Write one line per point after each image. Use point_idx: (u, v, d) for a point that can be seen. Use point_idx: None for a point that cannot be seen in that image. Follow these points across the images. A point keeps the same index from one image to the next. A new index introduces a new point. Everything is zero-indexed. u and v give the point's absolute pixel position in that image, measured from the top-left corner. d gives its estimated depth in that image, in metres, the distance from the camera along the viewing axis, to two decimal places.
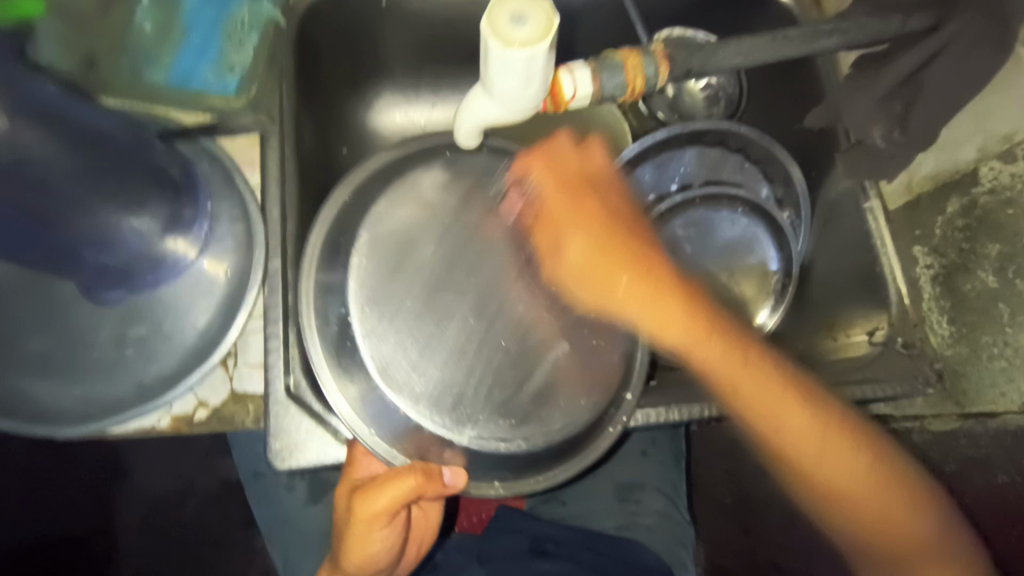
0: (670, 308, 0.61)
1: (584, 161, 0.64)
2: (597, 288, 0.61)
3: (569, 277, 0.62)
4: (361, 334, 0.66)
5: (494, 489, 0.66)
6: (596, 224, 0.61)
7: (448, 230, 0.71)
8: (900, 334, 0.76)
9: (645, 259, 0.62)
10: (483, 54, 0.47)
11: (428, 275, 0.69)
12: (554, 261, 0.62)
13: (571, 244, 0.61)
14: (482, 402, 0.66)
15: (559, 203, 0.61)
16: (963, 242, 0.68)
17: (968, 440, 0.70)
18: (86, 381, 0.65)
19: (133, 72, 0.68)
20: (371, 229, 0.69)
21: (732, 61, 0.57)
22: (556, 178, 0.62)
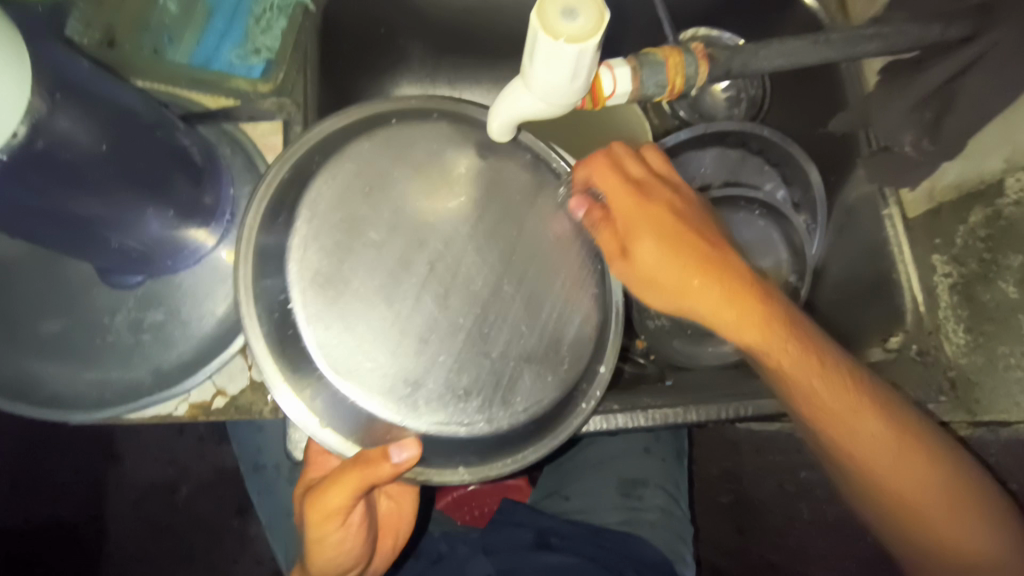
0: (743, 305, 0.60)
1: (631, 181, 0.59)
2: (667, 295, 0.59)
3: (636, 279, 0.59)
4: (303, 320, 0.52)
5: (458, 475, 0.57)
6: (694, 273, 0.58)
7: (397, 197, 0.55)
8: (915, 342, 0.76)
9: (716, 258, 0.60)
10: (528, 47, 0.46)
11: (381, 245, 0.54)
12: (620, 254, 0.59)
13: (639, 246, 0.58)
14: (444, 387, 0.53)
15: (632, 205, 0.58)
16: (985, 252, 0.69)
17: (978, 449, 0.72)
18: (101, 365, 0.63)
19: (155, 50, 0.67)
20: (308, 200, 0.55)
21: (771, 64, 0.57)
22: (618, 181, 0.59)
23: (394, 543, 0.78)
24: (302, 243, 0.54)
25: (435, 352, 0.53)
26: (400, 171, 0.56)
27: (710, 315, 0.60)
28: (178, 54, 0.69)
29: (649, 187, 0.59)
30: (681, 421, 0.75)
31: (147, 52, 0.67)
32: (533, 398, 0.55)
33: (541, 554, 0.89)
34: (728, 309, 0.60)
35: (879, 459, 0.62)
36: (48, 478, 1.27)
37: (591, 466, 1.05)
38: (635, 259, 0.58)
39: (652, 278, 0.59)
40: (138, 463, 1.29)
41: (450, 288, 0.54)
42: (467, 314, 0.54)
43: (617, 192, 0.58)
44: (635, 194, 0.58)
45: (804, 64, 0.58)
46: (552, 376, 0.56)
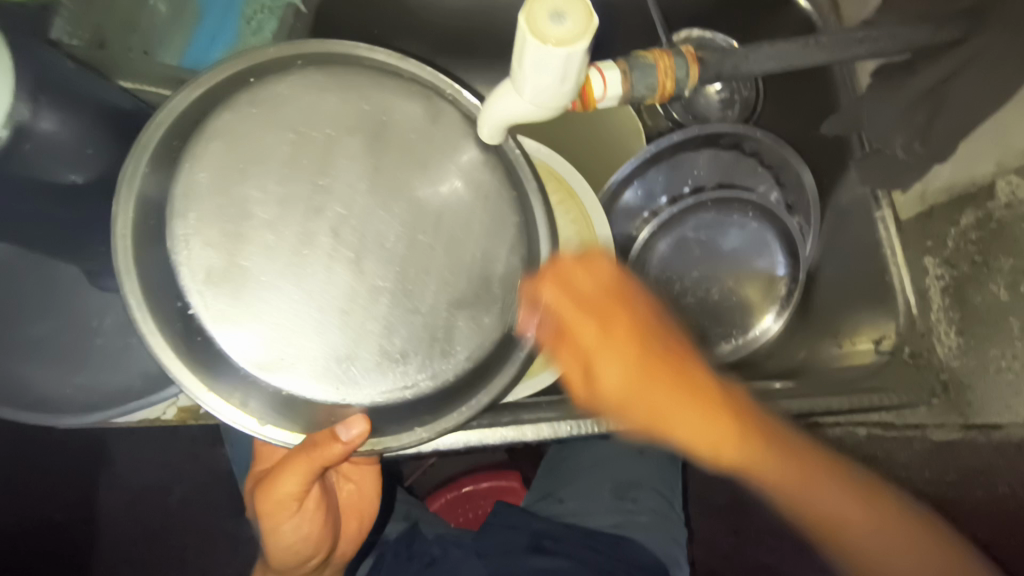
0: (720, 427, 0.56)
1: (589, 275, 0.56)
2: (642, 410, 0.55)
3: (614, 404, 0.55)
4: (210, 324, 0.50)
5: (415, 435, 0.55)
6: (659, 378, 0.54)
7: (283, 163, 0.52)
8: (908, 343, 0.77)
9: (688, 366, 0.57)
10: (516, 51, 0.46)
11: (274, 215, 0.51)
12: (588, 381, 0.55)
13: (607, 369, 0.54)
14: (376, 351, 0.52)
15: (593, 336, 0.54)
16: (975, 255, 0.69)
17: (969, 449, 0.70)
18: (90, 369, 0.63)
19: (145, 52, 0.68)
20: (186, 191, 0.51)
21: (762, 67, 0.57)
22: (573, 304, 0.54)
23: (359, 527, 0.77)
24: (189, 241, 0.51)
25: (360, 319, 0.52)
26: (291, 135, 0.53)
27: (693, 442, 0.56)
28: (168, 55, 0.69)
29: (610, 314, 0.55)
30: None
31: (137, 54, 0.67)
32: (469, 346, 0.54)
33: (534, 557, 0.89)
34: (697, 422, 0.55)
35: (822, 497, 0.59)
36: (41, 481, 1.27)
37: (585, 469, 1.05)
38: (597, 364, 0.55)
39: (630, 384, 0.54)
40: (132, 466, 1.29)
41: (364, 258, 0.52)
42: (399, 281, 0.53)
43: (570, 319, 0.54)
44: (595, 330, 0.54)
45: (795, 67, 0.58)
46: (489, 339, 0.54)
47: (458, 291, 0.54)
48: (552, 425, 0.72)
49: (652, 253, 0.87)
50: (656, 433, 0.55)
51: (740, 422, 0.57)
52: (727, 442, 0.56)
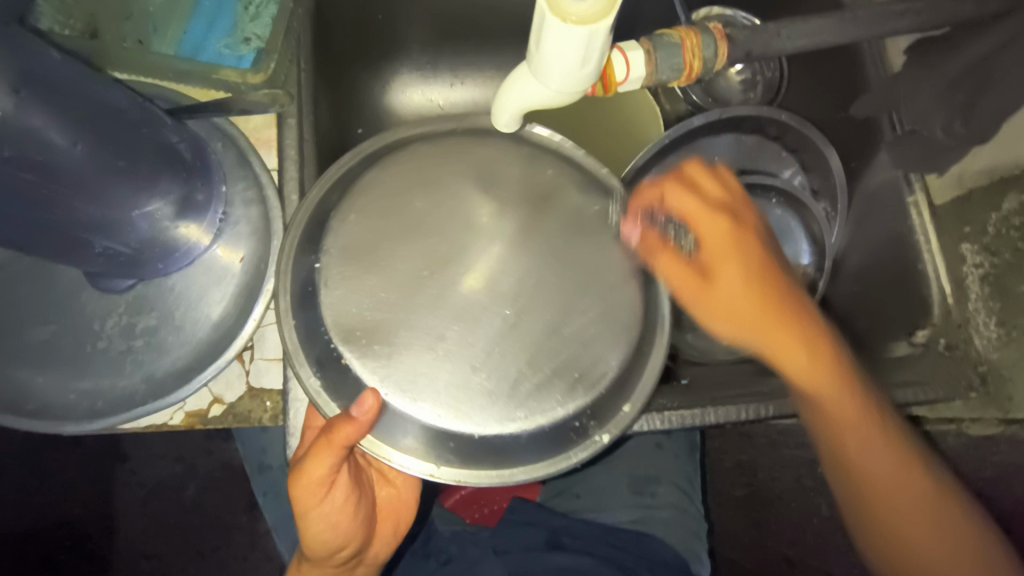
0: (811, 365, 0.57)
1: (720, 186, 0.59)
2: (742, 325, 0.55)
3: (719, 312, 0.56)
4: (326, 281, 0.53)
5: (438, 472, 0.52)
6: (748, 246, 0.57)
7: (450, 194, 0.55)
8: (943, 335, 0.73)
9: (802, 310, 0.57)
10: (534, 31, 0.42)
11: (414, 228, 0.54)
12: (698, 277, 0.56)
13: (719, 274, 0.56)
14: (454, 376, 0.50)
15: (715, 224, 0.56)
16: (1019, 241, 0.65)
17: (1009, 446, 0.67)
18: (91, 373, 0.61)
19: (139, 41, 0.65)
20: (361, 183, 0.56)
21: (795, 44, 0.53)
22: (699, 205, 0.57)
23: (393, 531, 0.75)
24: (343, 213, 0.55)
25: (461, 341, 0.51)
26: (448, 171, 0.56)
27: (792, 367, 0.57)
28: (163, 44, 0.67)
29: (727, 204, 0.58)
30: (698, 423, 0.68)
31: (131, 44, 0.64)
32: (537, 409, 0.51)
33: (552, 555, 0.88)
34: (796, 321, 0.57)
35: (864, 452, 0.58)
36: (56, 477, 1.26)
37: (601, 464, 1.03)
38: (700, 219, 0.56)
39: (740, 296, 0.55)
40: (147, 462, 1.28)
41: (478, 278, 0.52)
42: (501, 305, 0.52)
43: (722, 193, 0.58)
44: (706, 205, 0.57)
45: (830, 44, 0.54)
46: (556, 391, 0.51)
47: (541, 334, 0.52)
48: None
49: None
50: (747, 325, 0.56)
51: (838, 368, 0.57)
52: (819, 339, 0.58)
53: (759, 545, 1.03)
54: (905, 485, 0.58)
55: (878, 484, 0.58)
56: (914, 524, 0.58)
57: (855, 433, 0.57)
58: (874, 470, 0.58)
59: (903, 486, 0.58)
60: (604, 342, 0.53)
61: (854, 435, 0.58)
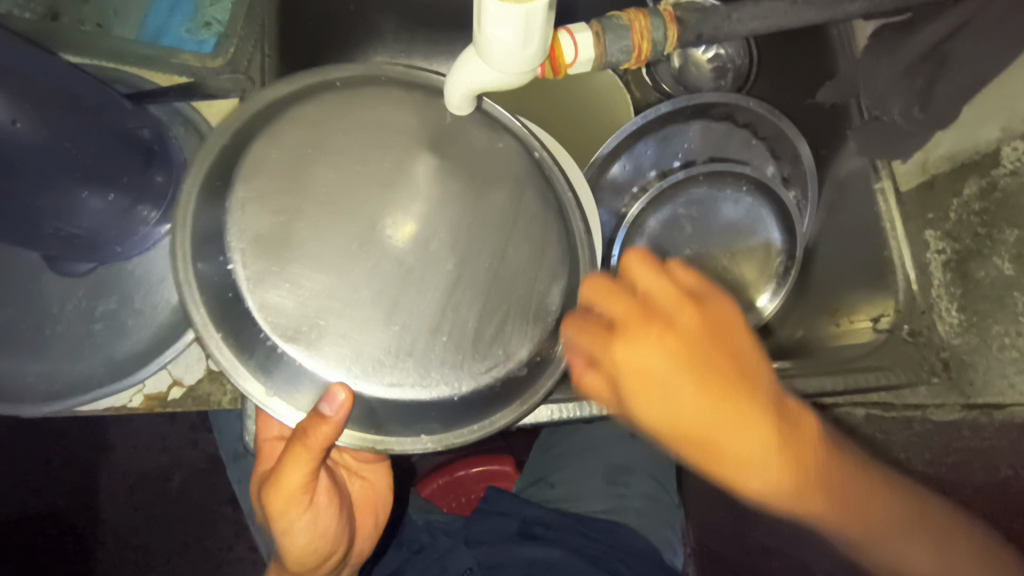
0: (785, 472, 0.43)
1: (624, 294, 0.46)
2: (699, 457, 0.43)
3: (663, 440, 0.44)
4: (246, 281, 0.48)
5: (421, 444, 0.52)
6: (663, 382, 0.43)
7: (364, 166, 0.48)
8: (906, 322, 0.73)
9: (766, 412, 0.43)
10: (476, 12, 0.42)
11: (328, 204, 0.48)
12: (623, 413, 0.45)
13: (639, 413, 0.43)
14: (403, 342, 0.48)
15: (622, 353, 0.44)
16: (979, 227, 0.65)
17: (971, 432, 0.64)
18: (52, 358, 0.61)
19: (99, 25, 0.65)
20: (253, 166, 0.50)
21: (746, 27, 0.53)
22: (601, 337, 0.45)
23: (374, 522, 0.76)
24: (243, 200, 0.49)
25: (398, 305, 0.47)
26: (346, 127, 0.50)
27: (766, 489, 0.43)
28: (125, 29, 0.67)
29: (632, 326, 0.44)
30: None
31: (89, 27, 0.65)
32: (496, 358, 0.50)
33: (524, 545, 0.89)
34: (755, 446, 0.42)
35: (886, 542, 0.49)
36: (39, 469, 1.26)
37: (577, 454, 1.03)
38: (608, 355, 0.44)
39: (675, 429, 0.43)
40: (130, 453, 1.28)
41: (409, 245, 0.47)
42: (443, 265, 0.48)
43: (626, 311, 0.45)
44: (607, 334, 0.45)
45: (783, 27, 0.54)
46: (513, 340, 0.51)
47: (485, 284, 0.49)
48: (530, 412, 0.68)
49: (642, 231, 0.84)
50: (703, 467, 0.44)
51: (810, 457, 0.44)
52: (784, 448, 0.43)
53: (740, 534, 1.02)
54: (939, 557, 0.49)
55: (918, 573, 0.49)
56: None
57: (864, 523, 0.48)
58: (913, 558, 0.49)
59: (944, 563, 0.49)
60: (543, 282, 0.52)
61: (864, 526, 0.48)
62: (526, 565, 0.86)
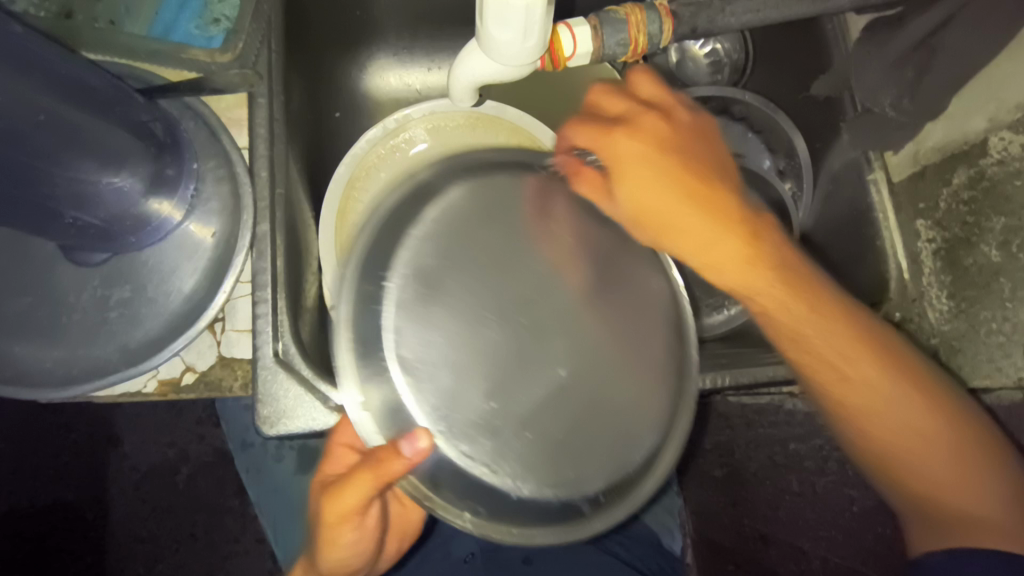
0: (731, 246, 0.53)
1: (626, 96, 0.56)
2: (659, 228, 0.53)
3: (633, 217, 0.53)
4: (392, 302, 0.52)
5: (460, 520, 0.52)
6: (647, 160, 0.52)
7: (523, 250, 0.53)
8: (899, 308, 0.74)
9: (724, 199, 0.53)
10: (478, 8, 0.45)
11: (480, 279, 0.52)
12: (607, 195, 0.54)
13: (624, 186, 0.52)
14: (494, 423, 0.50)
15: (617, 138, 0.53)
16: (967, 215, 0.67)
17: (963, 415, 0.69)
18: (67, 343, 0.63)
19: (111, 22, 0.67)
20: (438, 203, 0.55)
21: (739, 20, 0.55)
22: (594, 128, 0.54)
23: (399, 546, 0.78)
24: (423, 234, 0.53)
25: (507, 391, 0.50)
26: (526, 208, 0.55)
27: (715, 259, 0.53)
28: (136, 27, 0.68)
29: (631, 119, 0.54)
30: None
31: (102, 24, 0.67)
32: (564, 479, 0.51)
33: None
34: (711, 220, 0.52)
35: (878, 411, 0.56)
36: (50, 462, 1.29)
37: None
38: (604, 143, 0.53)
39: (644, 205, 0.52)
40: (138, 447, 1.30)
41: (538, 337, 0.51)
42: (554, 367, 0.51)
43: (626, 107, 0.55)
44: (607, 125, 0.54)
45: (774, 21, 0.56)
46: (581, 462, 0.52)
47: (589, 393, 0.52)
48: None
49: None
50: (663, 243, 0.54)
51: (766, 249, 0.54)
52: (822, 333, 0.55)
53: (736, 523, 1.04)
54: (925, 431, 0.56)
55: (895, 435, 0.57)
56: (938, 475, 0.56)
57: (863, 384, 0.56)
58: (910, 437, 0.56)
59: (925, 437, 0.56)
60: (638, 416, 0.54)
61: (850, 386, 0.56)
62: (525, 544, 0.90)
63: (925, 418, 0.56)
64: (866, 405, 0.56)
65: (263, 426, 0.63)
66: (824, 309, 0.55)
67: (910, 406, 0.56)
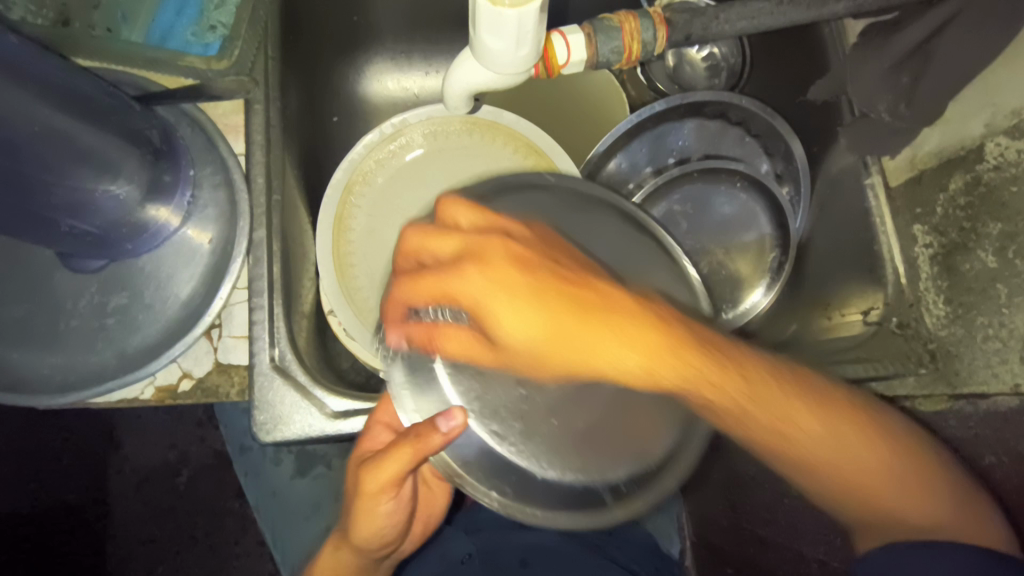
0: (631, 355, 0.50)
1: (459, 227, 0.52)
2: (564, 361, 0.49)
3: (526, 353, 0.49)
4: None
5: (487, 498, 0.52)
6: (502, 294, 0.49)
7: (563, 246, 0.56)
8: (895, 314, 0.75)
9: (610, 306, 0.50)
10: (471, 15, 0.45)
11: None
12: (482, 337, 0.49)
13: (502, 328, 0.49)
14: (521, 408, 0.51)
15: (471, 271, 0.48)
16: (964, 221, 0.66)
17: (956, 421, 0.67)
18: (66, 349, 0.63)
19: (108, 30, 0.64)
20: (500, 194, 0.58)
21: (734, 27, 0.54)
22: (435, 278, 0.49)
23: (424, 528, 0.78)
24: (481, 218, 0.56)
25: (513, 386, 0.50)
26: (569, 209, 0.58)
27: (629, 375, 0.50)
28: (134, 32, 0.66)
29: (471, 250, 0.49)
30: None
31: (99, 32, 0.63)
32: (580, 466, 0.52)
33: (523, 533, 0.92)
34: (608, 339, 0.49)
35: (826, 453, 0.56)
36: (50, 465, 1.29)
37: None
38: (460, 282, 0.48)
39: (538, 334, 0.49)
40: (138, 449, 1.31)
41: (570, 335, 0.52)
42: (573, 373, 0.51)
43: (456, 242, 0.51)
44: (452, 262, 0.49)
45: (769, 27, 0.55)
46: (604, 453, 0.52)
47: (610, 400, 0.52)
48: None
49: None
50: (559, 377, 0.50)
51: (671, 337, 0.51)
52: (744, 395, 0.53)
53: (736, 526, 1.04)
54: (871, 463, 0.57)
55: (848, 476, 0.57)
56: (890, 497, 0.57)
57: (812, 428, 0.56)
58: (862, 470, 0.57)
59: (866, 467, 0.57)
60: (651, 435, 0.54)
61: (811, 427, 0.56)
62: (522, 549, 0.90)
63: (857, 446, 0.57)
64: (816, 452, 0.56)
65: (260, 432, 0.62)
66: (814, 380, 0.58)
67: (868, 440, 0.57)
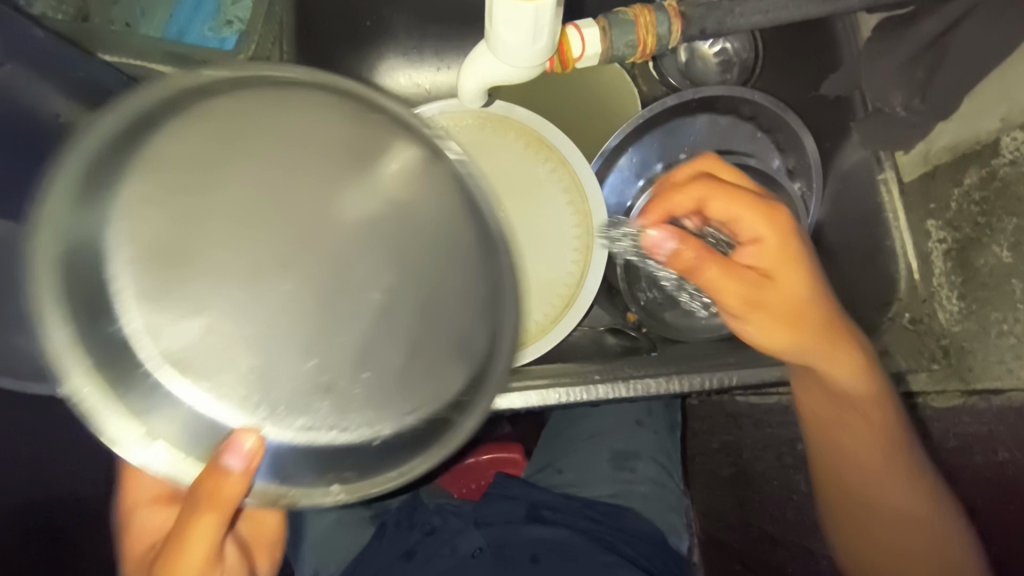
0: (852, 356, 0.61)
1: (769, 202, 0.59)
2: (816, 333, 0.58)
3: (800, 312, 0.58)
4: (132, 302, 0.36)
5: (329, 497, 0.42)
6: (814, 274, 0.59)
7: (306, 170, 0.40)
8: (909, 309, 0.75)
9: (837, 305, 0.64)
10: (487, 10, 0.45)
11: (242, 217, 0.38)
12: (767, 284, 0.57)
13: (792, 280, 0.57)
14: (318, 381, 0.38)
15: (781, 238, 0.57)
16: (979, 215, 0.66)
17: (971, 417, 0.68)
18: None
19: (127, 24, 0.67)
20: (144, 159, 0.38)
21: (749, 21, 0.54)
22: (775, 231, 0.57)
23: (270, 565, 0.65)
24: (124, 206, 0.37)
25: (296, 356, 0.38)
26: (265, 106, 0.41)
27: (818, 355, 0.59)
28: (151, 28, 0.69)
29: (774, 208, 0.58)
30: (663, 392, 0.70)
31: (119, 27, 0.67)
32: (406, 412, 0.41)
33: (533, 527, 0.92)
34: (846, 323, 0.61)
35: (856, 472, 0.65)
36: None
37: (584, 440, 1.06)
38: (784, 242, 0.57)
39: (824, 325, 0.59)
40: None
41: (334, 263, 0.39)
42: (359, 366, 0.39)
43: (766, 203, 0.58)
44: (766, 210, 0.58)
45: (784, 20, 0.55)
46: (389, 395, 0.40)
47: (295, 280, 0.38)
48: (540, 393, 0.69)
49: None
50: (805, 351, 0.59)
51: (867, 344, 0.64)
52: (864, 398, 0.62)
53: (744, 524, 1.05)
54: (890, 495, 0.65)
55: (865, 497, 0.66)
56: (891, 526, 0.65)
57: (862, 450, 0.64)
58: (878, 495, 0.65)
59: (891, 494, 0.65)
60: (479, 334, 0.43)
61: (849, 450, 0.65)
62: (534, 543, 0.90)
63: (887, 473, 0.65)
64: (848, 468, 0.65)
65: None
66: (896, 403, 0.64)
67: (897, 474, 0.64)
